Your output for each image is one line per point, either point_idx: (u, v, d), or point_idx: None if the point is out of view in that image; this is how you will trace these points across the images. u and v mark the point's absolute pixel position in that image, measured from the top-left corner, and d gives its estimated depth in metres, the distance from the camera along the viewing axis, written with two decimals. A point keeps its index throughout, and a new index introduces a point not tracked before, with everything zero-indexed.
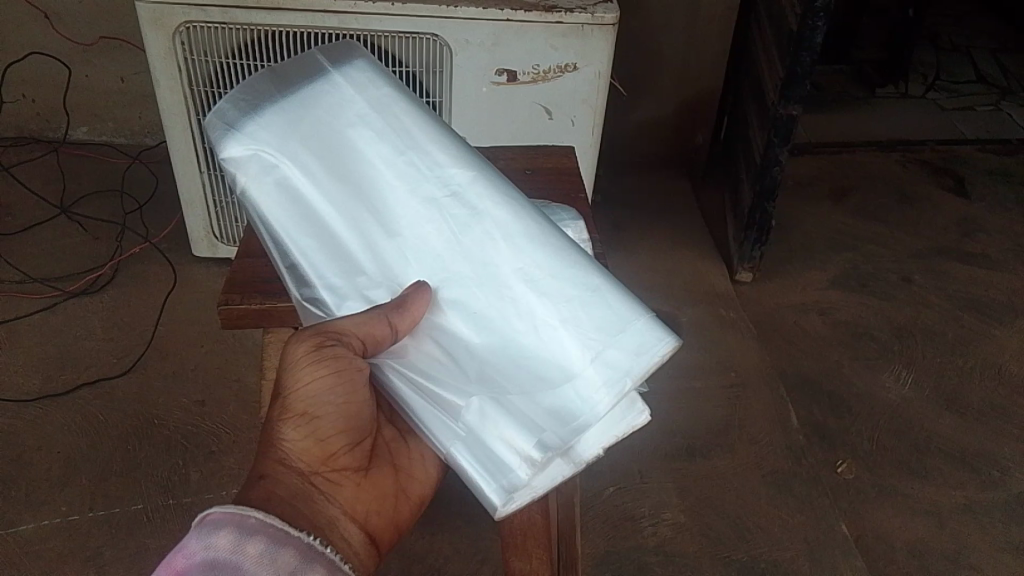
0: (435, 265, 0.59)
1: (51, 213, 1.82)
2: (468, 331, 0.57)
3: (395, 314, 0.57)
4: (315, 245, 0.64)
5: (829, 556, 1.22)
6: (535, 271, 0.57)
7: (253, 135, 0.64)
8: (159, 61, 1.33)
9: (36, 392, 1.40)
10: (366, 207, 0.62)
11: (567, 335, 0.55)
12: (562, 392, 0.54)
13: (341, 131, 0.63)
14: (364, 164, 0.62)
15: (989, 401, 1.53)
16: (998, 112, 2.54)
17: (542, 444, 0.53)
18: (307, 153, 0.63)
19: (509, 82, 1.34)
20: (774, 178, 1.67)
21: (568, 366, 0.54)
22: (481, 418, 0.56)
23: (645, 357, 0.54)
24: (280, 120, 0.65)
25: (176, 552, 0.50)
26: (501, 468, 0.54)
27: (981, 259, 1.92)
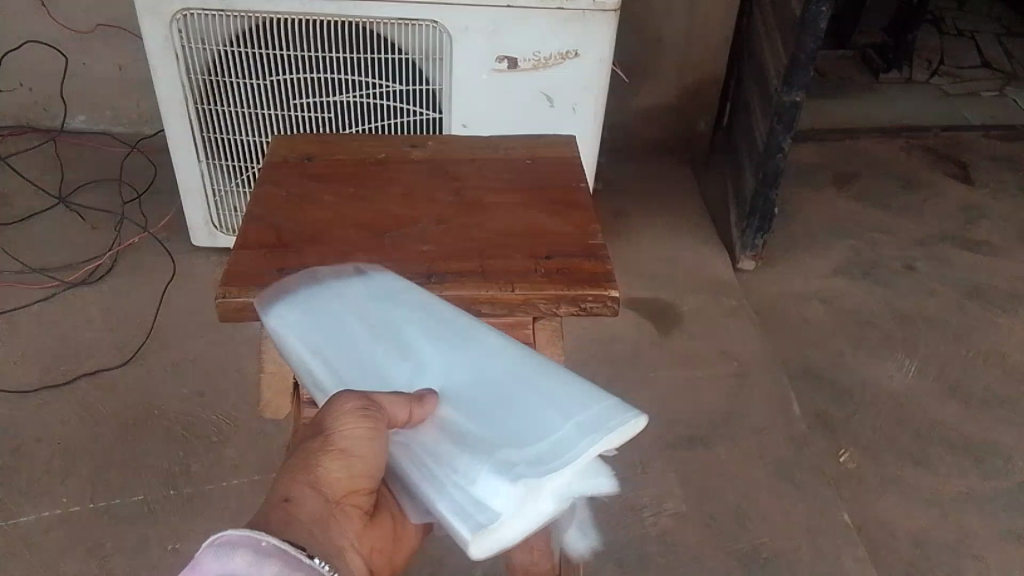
0: (437, 374, 0.64)
1: (50, 203, 1.81)
2: (462, 413, 0.60)
3: (418, 403, 0.60)
4: (324, 339, 0.67)
5: (831, 545, 1.22)
6: (525, 375, 0.62)
7: (295, 275, 0.74)
8: (155, 48, 1.31)
9: (35, 382, 1.39)
10: (381, 325, 0.68)
11: (547, 407, 0.58)
12: (541, 444, 0.56)
13: (361, 279, 0.73)
14: (387, 298, 0.71)
15: (992, 389, 1.52)
16: (1002, 97, 2.52)
17: (522, 478, 0.54)
18: (331, 295, 0.71)
19: (509, 69, 1.33)
20: (777, 165, 1.65)
21: (547, 428, 0.57)
22: (466, 467, 0.56)
23: (618, 420, 0.56)
24: (319, 270, 0.75)
25: (188, 574, 0.46)
26: (479, 510, 0.54)
27: (985, 246, 1.90)
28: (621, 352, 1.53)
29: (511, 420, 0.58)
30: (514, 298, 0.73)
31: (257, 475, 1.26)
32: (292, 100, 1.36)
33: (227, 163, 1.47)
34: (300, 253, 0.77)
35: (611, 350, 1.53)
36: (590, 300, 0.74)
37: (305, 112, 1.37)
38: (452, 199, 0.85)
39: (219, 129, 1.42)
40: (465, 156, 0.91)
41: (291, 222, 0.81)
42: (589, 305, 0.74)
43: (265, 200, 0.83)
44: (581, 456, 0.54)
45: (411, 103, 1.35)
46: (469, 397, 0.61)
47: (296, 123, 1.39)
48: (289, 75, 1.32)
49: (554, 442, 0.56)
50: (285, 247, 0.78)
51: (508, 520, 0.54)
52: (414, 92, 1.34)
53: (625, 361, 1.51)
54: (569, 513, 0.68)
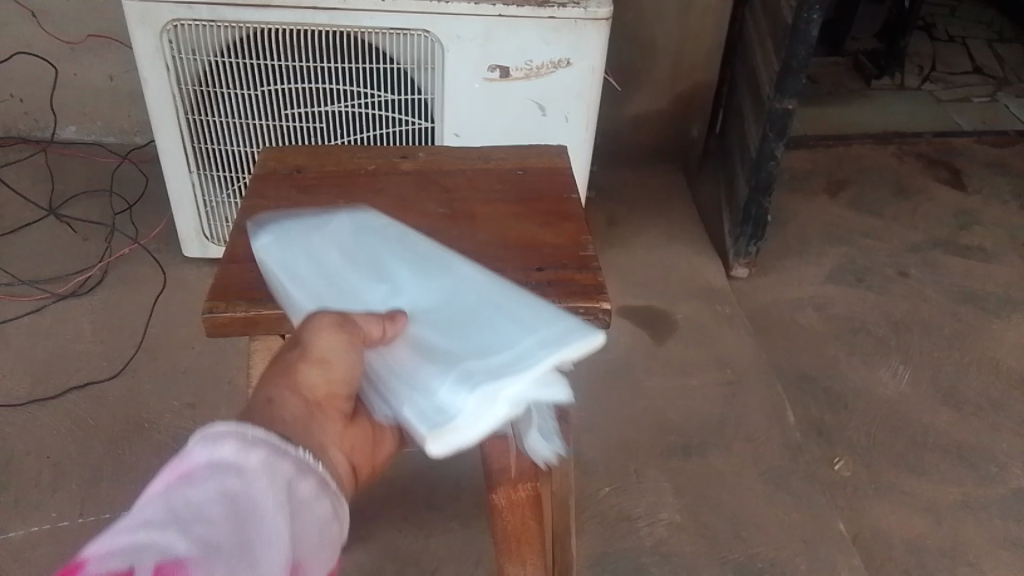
0: (411, 304, 0.67)
1: (40, 214, 1.80)
2: (434, 335, 0.63)
3: (390, 321, 0.63)
4: (312, 276, 0.71)
5: (827, 554, 1.21)
6: (498, 304, 0.66)
7: (284, 228, 0.78)
8: (145, 59, 1.30)
9: (25, 395, 1.38)
10: (365, 265, 0.72)
11: (515, 328, 0.62)
12: (507, 357, 0.59)
13: (347, 228, 0.77)
14: (371, 244, 0.75)
15: (986, 395, 1.52)
16: (994, 103, 2.53)
17: (486, 383, 0.57)
18: (321, 240, 0.75)
19: (502, 78, 1.32)
20: (770, 172, 1.65)
21: (512, 341, 0.61)
22: (432, 377, 0.59)
23: (581, 337, 0.60)
24: (308, 220, 0.79)
25: (174, 466, 0.44)
26: (440, 412, 0.56)
27: (978, 251, 1.91)
28: (615, 360, 1.52)
29: (480, 339, 0.62)
30: None
31: None
32: (284, 111, 1.35)
33: (218, 174, 1.46)
34: None
35: (604, 359, 1.53)
36: (581, 312, 0.73)
37: (297, 122, 1.36)
38: (442, 210, 0.84)
39: (211, 139, 1.41)
40: (455, 166, 0.91)
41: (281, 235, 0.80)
42: (579, 317, 0.73)
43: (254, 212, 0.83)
44: (542, 363, 0.57)
45: (404, 113, 1.35)
46: (441, 319, 0.65)
47: (288, 133, 1.38)
48: (281, 86, 1.32)
49: (517, 352, 0.59)
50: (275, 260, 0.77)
51: (467, 421, 0.56)
52: (407, 102, 1.34)
53: (619, 370, 1.50)
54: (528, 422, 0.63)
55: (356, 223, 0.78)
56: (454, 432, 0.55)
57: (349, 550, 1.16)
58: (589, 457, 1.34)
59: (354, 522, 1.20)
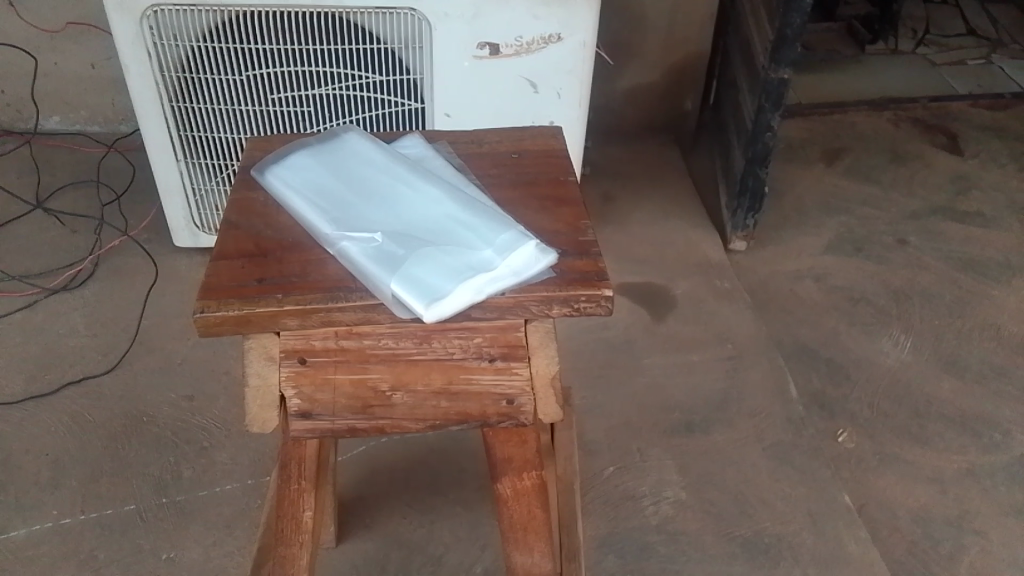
0: (389, 223, 0.71)
1: (27, 208, 1.77)
2: (407, 240, 0.69)
3: (366, 241, 0.69)
4: (311, 200, 0.74)
5: (833, 527, 1.21)
6: (463, 220, 0.71)
7: (292, 160, 0.79)
8: (126, 47, 1.28)
9: (19, 393, 1.36)
10: (358, 197, 0.74)
11: (476, 238, 0.69)
12: (470, 259, 0.67)
13: (350, 152, 0.80)
14: (368, 173, 0.77)
15: (988, 362, 1.51)
16: (989, 65, 2.50)
17: (454, 285, 0.65)
18: (317, 167, 0.78)
19: (491, 55, 1.30)
20: (767, 143, 1.63)
21: (472, 249, 0.68)
22: (404, 271, 0.66)
23: (524, 255, 0.68)
24: (312, 153, 0.80)
25: None
26: (426, 287, 0.64)
27: (977, 217, 1.89)
28: (616, 339, 1.51)
29: (453, 240, 0.69)
30: (504, 301, 0.66)
31: (250, 479, 1.23)
32: (269, 95, 1.32)
33: (205, 161, 1.44)
34: (281, 259, 0.69)
35: (605, 337, 1.51)
36: (583, 300, 0.67)
37: (283, 106, 1.33)
38: None
39: (197, 127, 1.39)
40: (447, 150, 0.85)
41: (272, 228, 0.73)
42: (581, 305, 0.68)
43: (241, 206, 0.76)
44: (497, 265, 0.66)
45: (392, 94, 1.32)
46: (415, 233, 0.70)
47: (274, 119, 1.35)
48: (265, 70, 1.29)
49: (472, 251, 0.68)
50: (266, 255, 0.70)
51: (453, 296, 0.64)
52: (395, 82, 1.30)
53: (620, 349, 1.49)
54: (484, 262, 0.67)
55: (356, 147, 0.81)
56: (442, 302, 0.63)
57: (354, 539, 1.15)
58: (592, 437, 1.33)
59: (358, 510, 1.19)
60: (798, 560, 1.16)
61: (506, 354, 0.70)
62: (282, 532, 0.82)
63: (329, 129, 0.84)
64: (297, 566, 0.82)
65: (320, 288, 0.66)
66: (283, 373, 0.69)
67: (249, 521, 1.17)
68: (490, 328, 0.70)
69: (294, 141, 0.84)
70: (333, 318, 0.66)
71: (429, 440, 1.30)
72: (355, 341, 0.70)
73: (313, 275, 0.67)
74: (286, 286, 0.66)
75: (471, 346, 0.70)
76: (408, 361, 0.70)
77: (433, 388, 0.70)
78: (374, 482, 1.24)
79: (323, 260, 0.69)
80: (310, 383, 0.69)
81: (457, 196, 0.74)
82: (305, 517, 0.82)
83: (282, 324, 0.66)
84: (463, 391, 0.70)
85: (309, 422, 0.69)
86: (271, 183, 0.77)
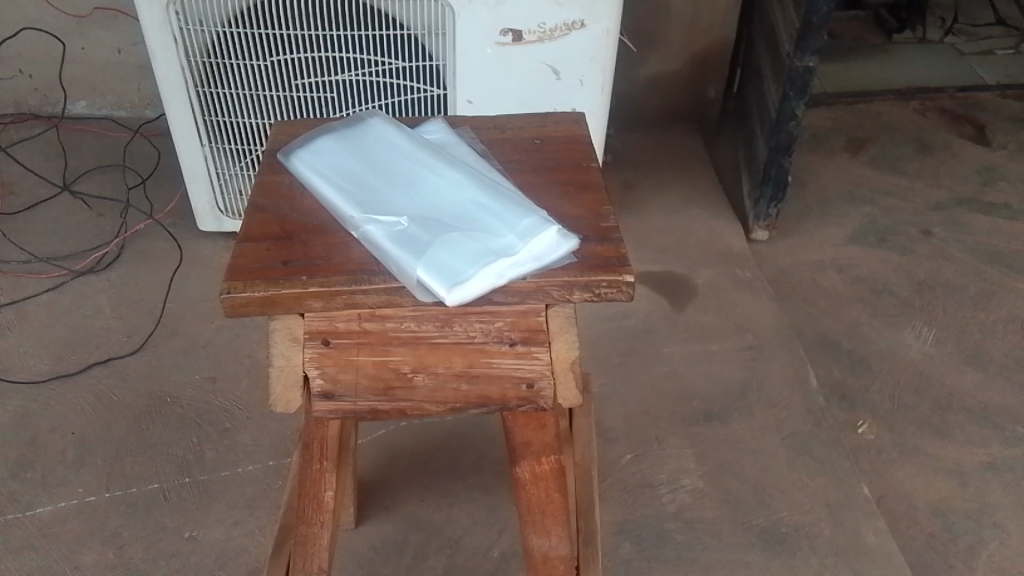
0: (415, 208, 0.71)
1: (54, 190, 1.80)
2: (432, 225, 0.69)
3: (391, 225, 0.69)
4: (336, 185, 0.74)
5: (851, 518, 1.20)
6: (487, 206, 0.72)
7: (318, 144, 0.80)
8: (152, 32, 1.29)
9: (47, 372, 1.39)
10: (383, 182, 0.75)
11: (500, 224, 0.69)
12: (494, 244, 0.67)
13: (376, 138, 0.80)
14: (395, 159, 0.77)
15: (1012, 355, 1.50)
16: (1018, 55, 2.46)
17: (477, 269, 0.65)
18: (343, 151, 0.79)
19: (514, 42, 1.30)
20: (790, 132, 1.62)
21: (496, 234, 0.68)
22: (428, 255, 0.66)
23: (548, 241, 0.68)
24: (338, 138, 0.81)
25: None
26: (450, 271, 0.65)
27: (1003, 209, 1.87)
28: (635, 328, 1.51)
29: (478, 226, 0.69)
30: (525, 286, 0.67)
31: (271, 460, 1.25)
32: (292, 80, 1.33)
33: (229, 146, 1.45)
34: (306, 241, 0.70)
35: (624, 326, 1.51)
36: (604, 286, 0.67)
37: (306, 92, 1.34)
38: None
39: (221, 112, 1.40)
40: (470, 136, 0.85)
41: (297, 211, 0.74)
42: (602, 291, 0.68)
43: (267, 189, 0.76)
44: (519, 251, 0.67)
45: (415, 80, 1.32)
46: (438, 219, 0.70)
47: (298, 104, 1.36)
48: (289, 55, 1.29)
49: (496, 237, 0.68)
50: (291, 238, 0.71)
51: (475, 281, 0.65)
52: (417, 68, 1.31)
53: (639, 337, 1.49)
54: (508, 248, 0.67)
55: (382, 133, 0.81)
56: (465, 286, 0.64)
57: (373, 521, 1.17)
58: (610, 425, 1.33)
59: (377, 492, 1.21)
60: (816, 551, 1.16)
61: (527, 338, 0.70)
62: (304, 511, 0.83)
63: (354, 113, 0.85)
64: (320, 544, 0.84)
65: (344, 271, 0.67)
66: (306, 354, 0.70)
67: (270, 502, 1.19)
68: (511, 312, 0.70)
69: (321, 125, 0.85)
70: (356, 301, 0.66)
71: (448, 425, 1.31)
72: (378, 323, 0.70)
73: (337, 258, 0.68)
74: (311, 269, 0.67)
75: (492, 330, 0.71)
76: (430, 343, 0.71)
77: (454, 370, 0.70)
78: (394, 465, 1.25)
79: (347, 244, 0.70)
80: (334, 364, 0.70)
81: (482, 183, 0.74)
82: (326, 497, 0.83)
83: (307, 306, 0.67)
84: (483, 374, 0.71)
85: (332, 403, 0.70)
86: (296, 166, 0.78)
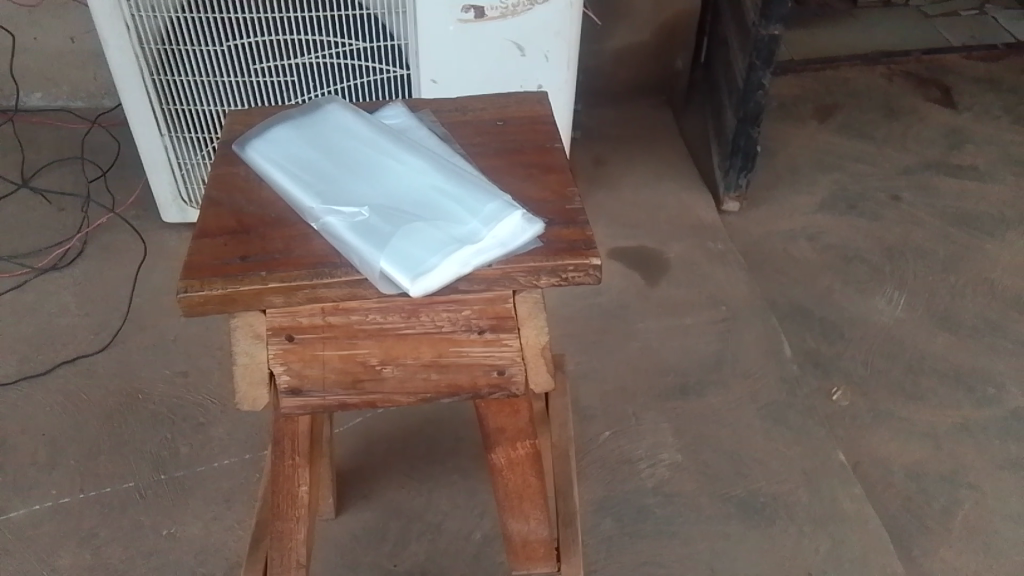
0: (377, 197, 0.70)
1: (12, 186, 1.75)
2: (393, 214, 0.68)
3: (353, 217, 0.68)
4: (293, 175, 0.72)
5: (828, 485, 1.21)
6: (450, 192, 0.70)
7: (274, 133, 0.78)
8: (104, 19, 1.25)
9: (13, 373, 1.36)
10: (343, 171, 0.73)
11: (463, 210, 0.68)
12: (458, 230, 0.66)
13: (334, 125, 0.79)
14: (354, 146, 0.76)
15: (982, 317, 1.51)
16: (982, 16, 2.47)
17: (442, 257, 0.64)
18: (300, 140, 0.77)
19: (478, 19, 1.26)
20: (759, 101, 1.61)
21: (459, 221, 0.67)
22: (389, 245, 0.65)
23: (513, 226, 0.67)
24: (295, 127, 0.79)
25: None
26: (413, 260, 0.64)
27: (970, 171, 1.88)
28: (610, 304, 1.51)
29: (442, 213, 0.68)
30: (491, 273, 0.66)
31: (247, 453, 1.23)
32: (251, 65, 1.29)
33: (189, 135, 1.42)
34: (264, 235, 0.68)
35: (598, 303, 1.51)
36: (571, 270, 0.66)
37: (266, 76, 1.31)
38: None
39: (181, 100, 1.37)
40: (431, 119, 0.83)
41: (254, 204, 0.72)
42: (569, 275, 0.67)
43: (222, 182, 0.74)
44: (484, 237, 0.66)
45: (377, 60, 1.29)
46: (400, 208, 0.69)
47: (258, 89, 1.33)
48: (247, 39, 1.26)
49: (460, 224, 0.67)
50: (248, 233, 0.69)
51: (439, 271, 0.63)
52: (378, 49, 1.28)
53: (614, 314, 1.49)
54: (474, 235, 0.66)
55: (340, 119, 0.79)
56: (429, 274, 0.63)
57: (352, 509, 1.16)
58: (587, 402, 1.33)
59: (355, 481, 1.20)
60: (794, 518, 1.17)
61: (495, 326, 0.70)
62: (279, 506, 0.82)
63: (310, 99, 0.83)
64: (297, 538, 0.84)
65: (304, 265, 0.65)
66: (270, 351, 0.69)
67: (248, 495, 1.18)
68: (478, 299, 0.69)
69: (278, 113, 0.82)
70: (318, 295, 0.65)
71: (425, 409, 1.31)
72: (343, 316, 0.69)
73: (297, 251, 0.67)
74: (270, 264, 0.65)
75: (459, 319, 0.69)
76: (396, 335, 0.69)
77: (422, 361, 0.70)
78: (371, 453, 1.24)
79: (308, 236, 0.68)
80: (299, 359, 0.69)
81: (444, 168, 0.73)
82: (300, 492, 0.82)
83: (268, 302, 0.65)
84: (453, 363, 0.70)
85: (300, 399, 0.69)
86: (252, 157, 0.76)
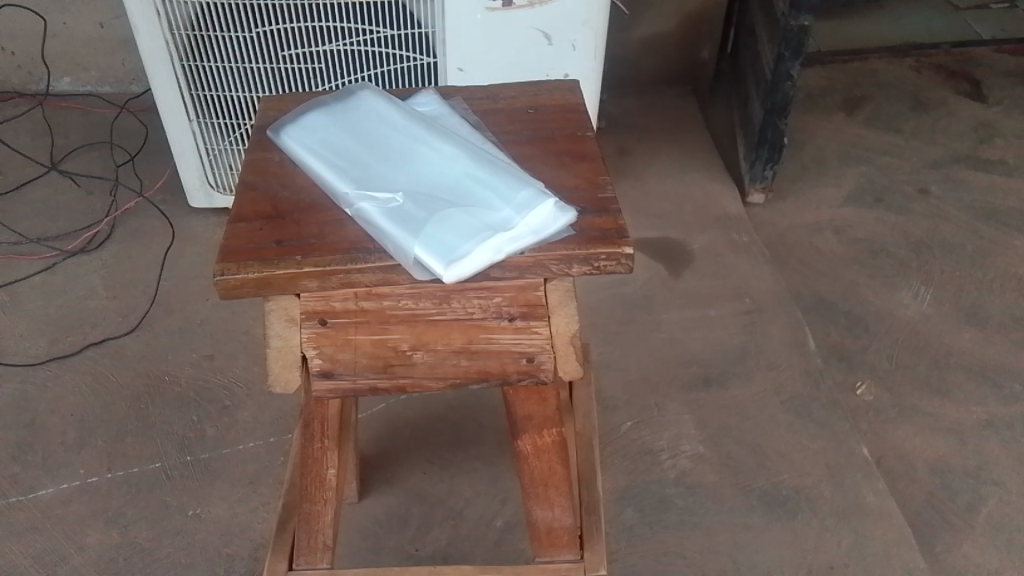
0: (411, 184, 0.70)
1: (42, 170, 1.77)
2: (427, 200, 0.68)
3: (387, 203, 0.68)
4: (327, 161, 0.73)
5: (851, 480, 1.21)
6: (482, 180, 0.70)
7: (309, 119, 0.79)
8: (135, 6, 1.27)
9: (43, 354, 1.38)
10: (376, 158, 0.73)
11: (496, 198, 0.68)
12: (491, 217, 0.66)
13: (368, 112, 0.79)
14: (388, 133, 0.76)
15: (1009, 313, 1.50)
16: (1014, 8, 2.43)
17: (475, 244, 0.64)
18: (334, 126, 0.77)
19: (504, 8, 1.26)
20: (786, 93, 1.60)
21: (492, 208, 0.67)
22: (423, 230, 0.65)
23: (545, 213, 0.67)
24: (329, 114, 0.79)
25: None
26: (446, 246, 0.64)
27: (1000, 165, 1.85)
28: (634, 295, 1.51)
29: (475, 201, 0.68)
30: (523, 261, 0.66)
31: (272, 436, 1.25)
32: (279, 52, 1.30)
33: (217, 121, 1.43)
34: (298, 220, 0.69)
35: (622, 293, 1.51)
36: (603, 259, 0.66)
37: (293, 63, 1.31)
38: None
39: (210, 86, 1.38)
40: (463, 106, 0.84)
41: (287, 189, 0.72)
42: (601, 263, 0.67)
43: (257, 167, 0.75)
44: (516, 225, 0.66)
45: (404, 48, 1.29)
46: (433, 194, 0.69)
47: (286, 76, 1.34)
48: (275, 26, 1.27)
49: (493, 212, 0.67)
50: (283, 218, 0.69)
51: (471, 258, 0.64)
52: (406, 36, 1.28)
53: (637, 304, 1.49)
54: (507, 222, 0.66)
55: (373, 106, 0.80)
56: (463, 259, 0.63)
57: (376, 494, 1.17)
58: (610, 393, 1.33)
59: (379, 466, 1.21)
60: (816, 512, 1.17)
61: (525, 314, 0.70)
62: (307, 488, 0.83)
63: (343, 85, 0.83)
64: (324, 520, 0.84)
65: (339, 251, 0.66)
66: (304, 335, 0.70)
67: (273, 478, 1.19)
68: (510, 287, 0.69)
69: (312, 99, 0.83)
70: (352, 280, 0.66)
71: (448, 396, 1.31)
72: (375, 302, 0.70)
73: (331, 236, 0.67)
74: (305, 248, 0.66)
75: (491, 306, 0.70)
76: (428, 321, 0.70)
77: (453, 346, 0.70)
78: (395, 438, 1.25)
79: (342, 221, 0.69)
80: (331, 343, 0.70)
81: (476, 155, 0.73)
82: (328, 475, 0.83)
83: (302, 286, 0.66)
84: (483, 350, 0.70)
85: (331, 382, 0.70)
86: (286, 142, 0.76)
